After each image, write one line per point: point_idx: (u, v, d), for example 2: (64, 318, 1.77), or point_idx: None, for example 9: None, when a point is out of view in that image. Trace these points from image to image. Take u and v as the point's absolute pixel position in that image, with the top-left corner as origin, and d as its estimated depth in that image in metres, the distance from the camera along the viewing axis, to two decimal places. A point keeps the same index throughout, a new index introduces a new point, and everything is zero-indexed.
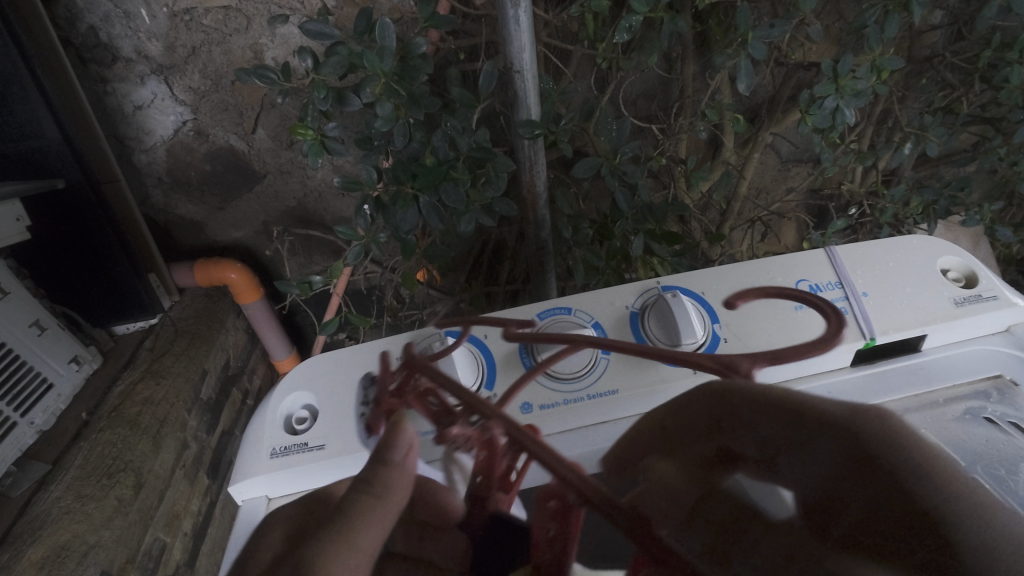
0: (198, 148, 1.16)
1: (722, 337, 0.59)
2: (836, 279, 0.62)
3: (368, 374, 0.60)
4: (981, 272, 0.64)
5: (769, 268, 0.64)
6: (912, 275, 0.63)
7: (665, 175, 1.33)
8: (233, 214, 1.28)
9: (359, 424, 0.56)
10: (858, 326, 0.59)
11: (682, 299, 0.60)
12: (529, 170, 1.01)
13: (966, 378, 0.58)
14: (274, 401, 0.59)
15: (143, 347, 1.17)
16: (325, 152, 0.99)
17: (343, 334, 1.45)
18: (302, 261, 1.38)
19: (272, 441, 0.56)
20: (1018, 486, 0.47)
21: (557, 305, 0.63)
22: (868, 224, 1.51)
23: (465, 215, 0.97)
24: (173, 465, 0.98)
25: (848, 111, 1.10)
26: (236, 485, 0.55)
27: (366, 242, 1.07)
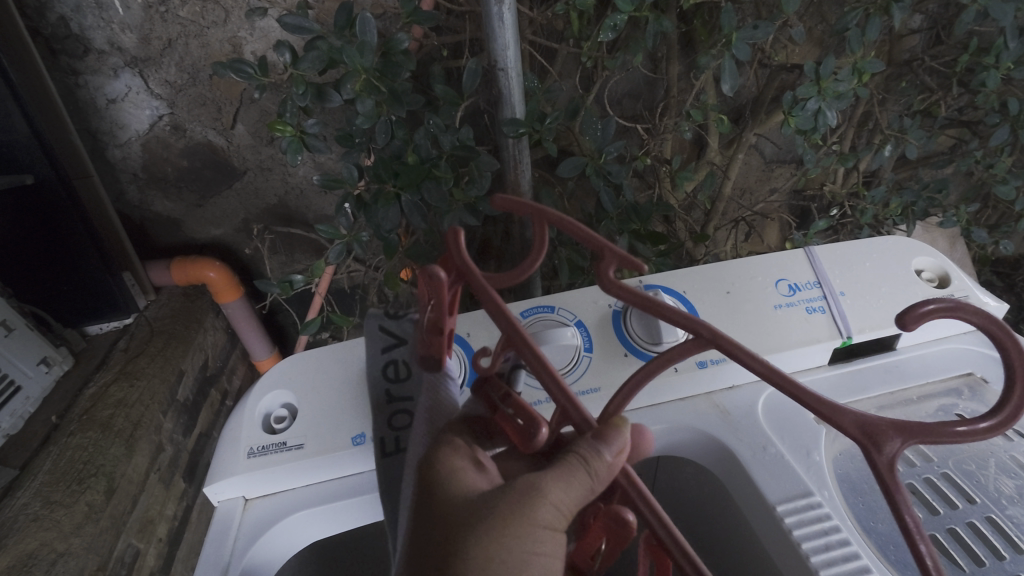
0: (174, 143, 1.12)
1: None
2: (815, 279, 0.62)
3: (348, 372, 0.58)
4: (954, 273, 0.64)
5: (750, 268, 0.63)
6: (887, 275, 0.63)
7: (650, 175, 1.34)
8: (212, 211, 1.25)
9: (341, 423, 0.55)
10: (836, 326, 0.59)
11: (664, 297, 0.59)
12: (513, 169, 1.00)
13: (939, 376, 0.59)
14: (251, 400, 0.57)
15: (117, 348, 1.14)
16: (305, 148, 0.97)
17: (325, 333, 1.43)
18: (283, 259, 1.36)
19: (249, 441, 0.54)
20: (987, 480, 0.47)
21: (539, 304, 0.62)
22: (849, 225, 1.53)
23: (448, 213, 0.95)
24: (148, 469, 0.96)
25: (829, 113, 1.11)
26: (210, 487, 0.52)
27: (348, 240, 1.05)
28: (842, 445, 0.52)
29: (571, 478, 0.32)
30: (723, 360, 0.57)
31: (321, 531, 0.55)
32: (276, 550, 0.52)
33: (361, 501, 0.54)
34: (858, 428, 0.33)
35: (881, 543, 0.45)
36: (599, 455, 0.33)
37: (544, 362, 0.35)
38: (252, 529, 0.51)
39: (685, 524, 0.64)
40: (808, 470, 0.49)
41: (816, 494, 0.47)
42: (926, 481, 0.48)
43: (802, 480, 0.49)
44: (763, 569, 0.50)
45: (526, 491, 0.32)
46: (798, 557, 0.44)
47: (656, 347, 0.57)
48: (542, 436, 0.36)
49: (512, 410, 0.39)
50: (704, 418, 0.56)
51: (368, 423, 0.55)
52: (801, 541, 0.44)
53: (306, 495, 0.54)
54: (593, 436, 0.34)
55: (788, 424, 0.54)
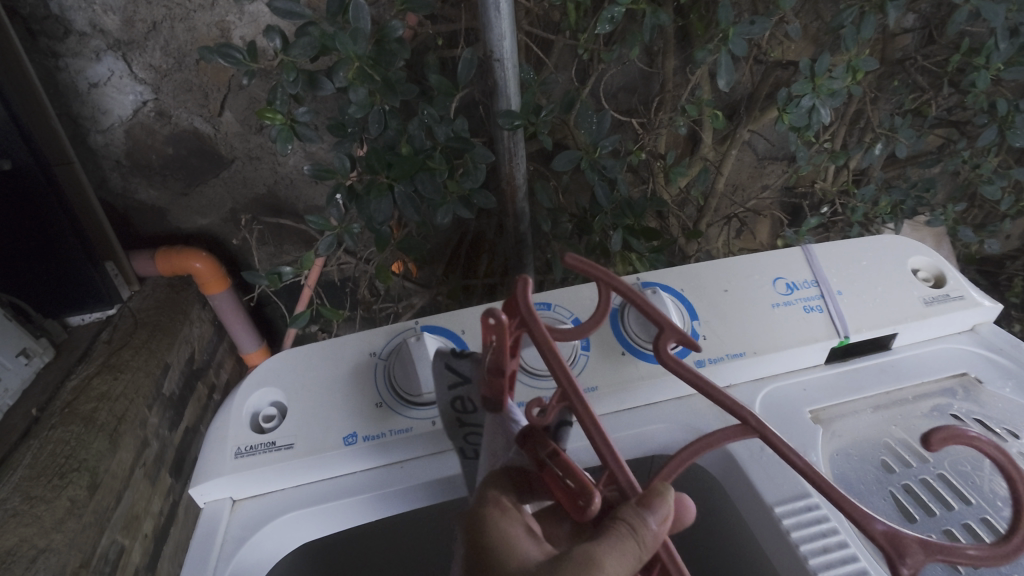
0: (159, 130, 1.09)
1: (700, 334, 0.58)
2: (812, 277, 0.62)
3: (339, 371, 0.57)
4: (949, 272, 0.64)
5: (748, 266, 0.63)
6: (883, 275, 0.63)
7: (644, 170, 1.33)
8: (198, 200, 1.22)
9: (331, 422, 0.54)
10: (833, 325, 0.59)
11: (662, 295, 0.58)
12: (508, 162, 0.99)
13: (934, 376, 0.59)
14: (239, 399, 0.55)
15: (100, 339, 1.11)
16: (295, 137, 0.95)
17: (315, 326, 1.41)
18: (271, 251, 1.33)
19: (237, 440, 0.53)
20: (982, 480, 0.48)
21: (535, 301, 0.61)
22: (840, 222, 1.54)
23: (442, 206, 0.94)
24: (132, 464, 0.94)
25: (823, 110, 1.12)
26: (196, 488, 0.51)
27: (339, 232, 1.03)
28: (837, 445, 0.53)
29: (621, 549, 0.31)
30: (720, 359, 0.57)
31: (312, 533, 0.54)
32: (265, 553, 0.51)
33: (351, 502, 0.52)
34: (887, 538, 0.37)
35: None
36: (646, 522, 0.32)
37: (597, 423, 0.35)
38: (240, 531, 0.50)
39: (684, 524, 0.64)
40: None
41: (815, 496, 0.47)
42: (922, 483, 0.49)
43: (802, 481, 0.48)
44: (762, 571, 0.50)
45: (578, 561, 0.30)
46: (797, 560, 0.44)
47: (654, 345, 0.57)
48: (592, 504, 0.35)
49: (561, 470, 0.38)
50: (702, 418, 0.56)
51: (360, 422, 0.54)
52: (800, 543, 0.44)
53: (295, 495, 0.52)
54: (638, 502, 0.33)
55: (786, 427, 0.54)
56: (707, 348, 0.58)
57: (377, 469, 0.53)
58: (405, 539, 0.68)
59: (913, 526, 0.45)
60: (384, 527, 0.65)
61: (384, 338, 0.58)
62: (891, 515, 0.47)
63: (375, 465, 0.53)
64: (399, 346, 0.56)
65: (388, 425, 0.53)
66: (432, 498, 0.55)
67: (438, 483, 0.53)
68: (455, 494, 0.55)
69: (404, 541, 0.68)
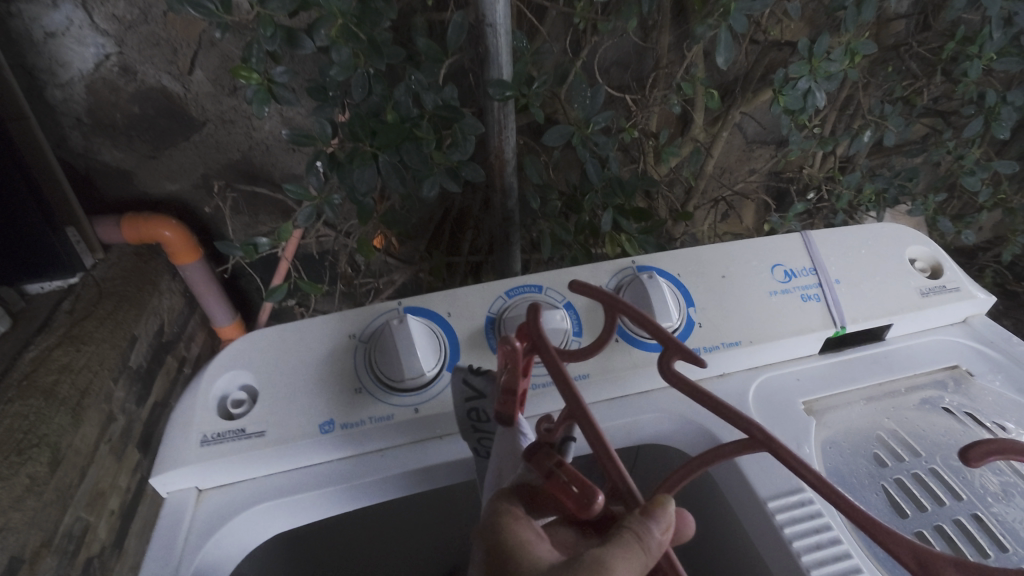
0: (124, 87, 1.01)
1: (696, 321, 0.57)
2: (811, 266, 0.61)
3: (314, 353, 0.53)
4: (946, 263, 0.64)
5: (745, 252, 0.62)
6: (880, 265, 0.63)
7: (634, 149, 1.31)
8: (167, 164, 1.15)
9: (306, 408, 0.51)
10: (830, 314, 0.59)
11: (659, 281, 0.56)
12: (498, 135, 0.95)
13: (926, 368, 0.59)
14: (205, 382, 0.52)
15: (60, 309, 1.04)
16: (272, 99, 0.89)
17: (292, 300, 1.37)
18: (246, 220, 1.27)
19: (203, 427, 0.50)
20: (972, 475, 0.48)
21: (525, 283, 0.57)
22: (824, 209, 1.55)
23: (428, 178, 0.90)
24: (97, 439, 0.90)
25: (819, 94, 1.10)
26: (158, 477, 0.48)
27: (318, 203, 0.99)
28: (829, 437, 0.53)
29: (628, 560, 0.29)
30: (715, 348, 0.56)
31: (284, 524, 0.51)
32: (235, 544, 0.49)
33: (325, 493, 0.50)
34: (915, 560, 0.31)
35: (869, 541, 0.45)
36: (650, 531, 0.30)
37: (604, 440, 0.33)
38: (207, 522, 0.47)
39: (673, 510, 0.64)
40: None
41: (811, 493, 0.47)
42: (914, 477, 0.49)
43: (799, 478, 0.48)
44: (750, 563, 0.49)
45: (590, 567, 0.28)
46: (788, 557, 0.44)
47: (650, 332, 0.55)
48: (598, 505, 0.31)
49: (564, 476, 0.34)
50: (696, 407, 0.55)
51: (337, 409, 0.51)
52: (793, 540, 0.44)
53: (267, 484, 0.50)
54: (642, 511, 0.31)
55: (777, 418, 0.53)
56: (703, 335, 0.56)
57: (354, 458, 0.51)
58: (416, 514, 0.66)
59: (904, 522, 0.46)
60: (377, 510, 0.63)
61: (365, 320, 0.55)
62: (883, 510, 0.47)
63: (353, 453, 0.51)
64: (381, 329, 0.53)
65: (368, 413, 0.51)
66: (412, 487, 0.53)
67: (419, 473, 0.51)
68: (437, 483, 0.53)
69: (414, 517, 0.67)
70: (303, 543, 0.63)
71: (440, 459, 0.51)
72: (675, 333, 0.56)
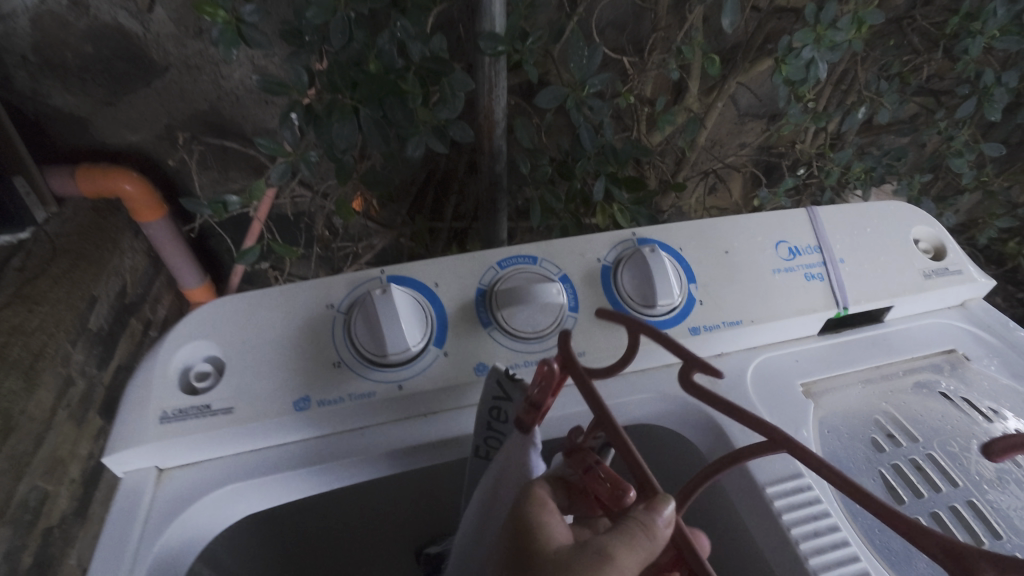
0: (73, 21, 0.91)
1: (698, 298, 0.54)
2: (815, 243, 0.59)
3: (287, 324, 0.48)
4: (949, 246, 0.63)
5: (750, 227, 0.59)
6: (885, 245, 0.61)
7: (628, 116, 1.25)
8: (126, 111, 1.05)
9: (278, 384, 0.47)
10: (835, 295, 0.57)
11: (662, 255, 0.53)
12: (488, 93, 0.89)
13: (923, 351, 0.58)
14: (164, 354, 0.47)
15: (9, 266, 0.94)
16: (242, 42, 0.81)
17: (265, 263, 1.30)
18: (215, 177, 1.19)
19: (162, 403, 0.45)
20: (968, 462, 0.48)
21: (519, 253, 0.53)
22: (812, 185, 1.53)
23: (413, 137, 0.84)
24: (54, 405, 0.84)
25: (821, 65, 1.06)
26: (112, 456, 0.44)
27: (293, 160, 0.92)
28: (828, 421, 0.51)
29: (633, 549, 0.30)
30: (716, 327, 0.53)
31: (255, 505, 0.48)
32: (201, 527, 0.45)
33: (299, 474, 0.46)
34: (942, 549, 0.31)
35: (866, 527, 0.44)
36: (656, 524, 0.31)
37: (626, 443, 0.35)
38: (168, 504, 0.44)
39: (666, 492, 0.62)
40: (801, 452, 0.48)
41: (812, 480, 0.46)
42: (912, 462, 0.48)
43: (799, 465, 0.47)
44: (743, 542, 0.49)
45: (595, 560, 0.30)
46: (786, 544, 0.43)
47: (651, 310, 0.52)
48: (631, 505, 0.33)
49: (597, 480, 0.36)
50: None
51: (313, 385, 0.47)
52: (793, 527, 0.43)
53: (236, 464, 0.46)
54: (646, 505, 0.31)
55: (775, 401, 0.52)
56: (704, 314, 0.53)
57: (332, 437, 0.48)
58: (412, 485, 0.63)
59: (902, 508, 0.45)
60: (355, 491, 0.60)
61: (344, 288, 0.50)
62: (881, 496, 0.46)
63: (330, 431, 0.47)
64: (363, 299, 0.49)
65: (347, 390, 0.47)
66: (395, 466, 0.50)
67: (401, 452, 0.48)
68: (420, 461, 0.51)
69: (409, 491, 0.64)
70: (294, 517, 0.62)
71: (425, 439, 0.48)
72: (676, 310, 0.53)
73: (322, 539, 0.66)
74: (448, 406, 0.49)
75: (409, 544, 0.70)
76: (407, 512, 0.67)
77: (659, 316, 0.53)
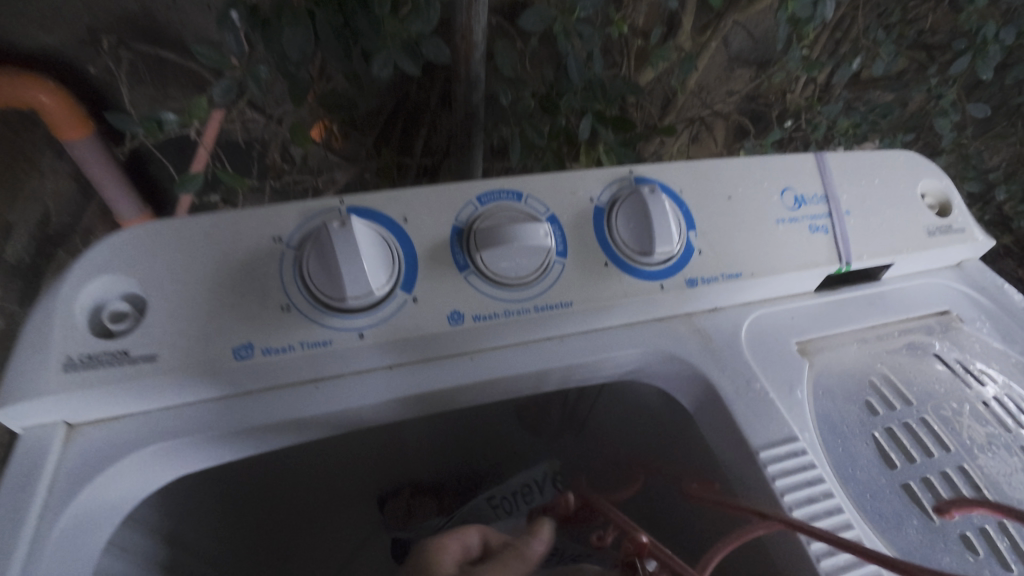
0: None
1: (696, 248, 0.49)
2: (822, 192, 0.54)
3: (223, 259, 0.40)
4: (956, 202, 0.59)
5: (756, 171, 0.53)
6: (893, 198, 0.56)
7: (617, 51, 1.15)
8: (34, 7, 0.86)
9: (213, 329, 0.39)
10: (837, 249, 0.52)
11: (662, 197, 0.47)
12: (466, 8, 0.77)
13: (917, 312, 0.55)
14: (67, 287, 0.38)
15: None
16: None
17: (214, 196, 1.18)
18: (151, 94, 1.02)
19: (66, 347, 0.37)
20: (960, 427, 0.46)
21: (501, 187, 0.46)
22: (797, 140, 1.48)
23: (379, 53, 0.71)
24: None
25: (829, 3, 0.98)
26: (5, 409, 0.36)
27: (240, 75, 0.79)
28: (823, 382, 0.48)
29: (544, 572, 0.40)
30: (715, 279, 0.49)
31: (191, 465, 0.42)
32: (124, 492, 0.38)
33: (245, 430, 0.40)
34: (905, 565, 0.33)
35: (858, 493, 0.41)
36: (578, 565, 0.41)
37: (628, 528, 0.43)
38: (78, 466, 0.36)
39: (624, 438, 0.66)
40: (796, 416, 0.45)
41: (807, 446, 0.43)
42: (904, 426, 0.46)
43: (792, 429, 0.44)
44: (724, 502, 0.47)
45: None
46: (776, 509, 0.40)
47: (645, 258, 0.46)
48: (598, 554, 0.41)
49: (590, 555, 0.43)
50: (684, 345, 0.48)
51: (257, 330, 0.39)
52: (785, 493, 0.40)
53: (164, 420, 0.39)
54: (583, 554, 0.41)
55: (769, 360, 0.48)
56: (702, 265, 0.48)
57: (281, 392, 0.41)
58: (372, 435, 0.68)
59: (893, 474, 0.43)
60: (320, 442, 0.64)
61: (294, 218, 0.42)
62: (872, 461, 0.43)
63: (279, 384, 0.41)
64: (316, 232, 0.40)
65: (298, 337, 0.40)
66: (354, 422, 0.45)
67: (360, 407, 0.42)
68: (382, 416, 0.45)
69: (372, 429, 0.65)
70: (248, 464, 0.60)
71: (389, 394, 0.42)
72: (673, 259, 0.48)
73: (288, 485, 0.68)
74: (416, 358, 0.43)
75: (369, 484, 0.75)
76: (371, 450, 0.71)
77: (652, 265, 0.47)
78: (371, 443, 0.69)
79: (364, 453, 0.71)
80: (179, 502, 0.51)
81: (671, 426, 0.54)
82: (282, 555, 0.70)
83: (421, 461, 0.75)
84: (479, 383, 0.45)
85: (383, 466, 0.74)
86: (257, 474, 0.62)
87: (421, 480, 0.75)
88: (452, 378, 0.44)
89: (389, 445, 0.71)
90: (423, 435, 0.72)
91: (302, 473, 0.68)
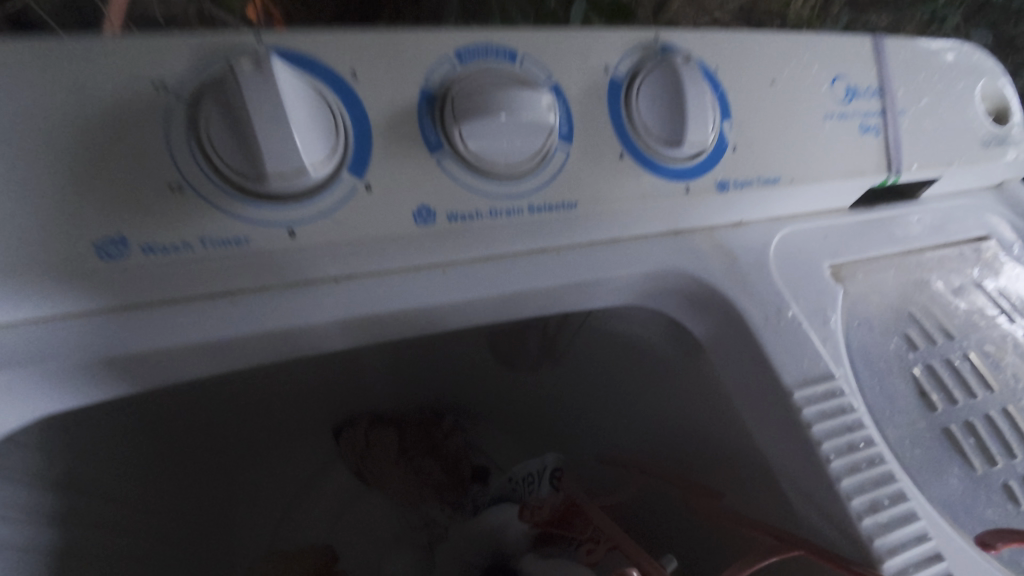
0: None
1: (730, 143, 0.39)
2: (877, 85, 0.44)
3: (71, 110, 0.27)
4: (1014, 110, 0.50)
5: (806, 50, 0.42)
6: (951, 98, 0.47)
7: None
8: None
9: (66, 216, 0.27)
10: (887, 156, 0.44)
11: (697, 73, 0.36)
12: None
13: (957, 236, 0.48)
14: None
15: None
16: None
17: None
18: None
19: None
20: (1004, 366, 0.40)
21: (489, 39, 0.34)
22: None
23: None
24: None
25: None
26: None
27: None
28: (860, 311, 0.41)
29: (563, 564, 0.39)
30: (748, 184, 0.39)
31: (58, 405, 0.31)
32: None
33: (127, 359, 0.29)
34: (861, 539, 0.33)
35: (898, 439, 0.36)
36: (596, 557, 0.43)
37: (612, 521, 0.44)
38: None
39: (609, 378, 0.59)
40: (831, 350, 0.38)
41: (846, 387, 0.36)
42: (946, 363, 0.40)
43: (827, 365, 0.37)
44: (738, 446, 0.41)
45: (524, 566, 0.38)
46: (808, 456, 0.33)
47: (673, 150, 0.36)
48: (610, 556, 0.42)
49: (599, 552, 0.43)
50: (705, 263, 0.40)
51: (135, 220, 0.27)
52: (824, 443, 0.33)
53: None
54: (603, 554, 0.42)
55: (802, 284, 0.41)
56: (735, 165, 0.39)
57: (178, 309, 0.30)
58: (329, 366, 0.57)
59: (934, 417, 0.37)
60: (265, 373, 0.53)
61: (183, 57, 0.28)
62: (912, 402, 0.37)
63: (176, 297, 0.30)
64: (220, 81, 0.27)
65: (197, 232, 0.28)
66: (283, 350, 0.34)
67: (295, 331, 0.32)
68: (324, 343, 0.35)
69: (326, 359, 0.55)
70: (178, 394, 0.50)
71: (333, 314, 0.32)
72: (703, 156, 0.38)
73: (227, 418, 0.58)
74: (370, 266, 0.33)
75: (321, 412, 0.67)
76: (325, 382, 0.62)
77: (678, 163, 0.37)
78: (329, 379, 0.61)
79: (320, 390, 0.63)
80: (81, 440, 0.41)
81: (671, 359, 0.47)
82: (221, 485, 0.62)
83: (384, 394, 0.68)
84: (450, 304, 0.35)
85: (342, 401, 0.67)
86: (195, 412, 0.54)
87: (386, 412, 0.70)
88: (416, 297, 0.34)
89: (348, 380, 0.63)
90: (385, 370, 0.64)
91: (250, 414, 0.60)
